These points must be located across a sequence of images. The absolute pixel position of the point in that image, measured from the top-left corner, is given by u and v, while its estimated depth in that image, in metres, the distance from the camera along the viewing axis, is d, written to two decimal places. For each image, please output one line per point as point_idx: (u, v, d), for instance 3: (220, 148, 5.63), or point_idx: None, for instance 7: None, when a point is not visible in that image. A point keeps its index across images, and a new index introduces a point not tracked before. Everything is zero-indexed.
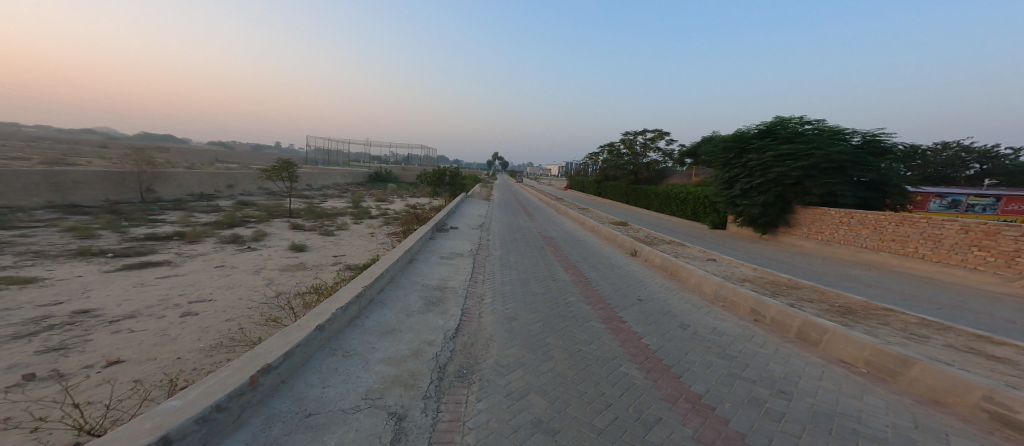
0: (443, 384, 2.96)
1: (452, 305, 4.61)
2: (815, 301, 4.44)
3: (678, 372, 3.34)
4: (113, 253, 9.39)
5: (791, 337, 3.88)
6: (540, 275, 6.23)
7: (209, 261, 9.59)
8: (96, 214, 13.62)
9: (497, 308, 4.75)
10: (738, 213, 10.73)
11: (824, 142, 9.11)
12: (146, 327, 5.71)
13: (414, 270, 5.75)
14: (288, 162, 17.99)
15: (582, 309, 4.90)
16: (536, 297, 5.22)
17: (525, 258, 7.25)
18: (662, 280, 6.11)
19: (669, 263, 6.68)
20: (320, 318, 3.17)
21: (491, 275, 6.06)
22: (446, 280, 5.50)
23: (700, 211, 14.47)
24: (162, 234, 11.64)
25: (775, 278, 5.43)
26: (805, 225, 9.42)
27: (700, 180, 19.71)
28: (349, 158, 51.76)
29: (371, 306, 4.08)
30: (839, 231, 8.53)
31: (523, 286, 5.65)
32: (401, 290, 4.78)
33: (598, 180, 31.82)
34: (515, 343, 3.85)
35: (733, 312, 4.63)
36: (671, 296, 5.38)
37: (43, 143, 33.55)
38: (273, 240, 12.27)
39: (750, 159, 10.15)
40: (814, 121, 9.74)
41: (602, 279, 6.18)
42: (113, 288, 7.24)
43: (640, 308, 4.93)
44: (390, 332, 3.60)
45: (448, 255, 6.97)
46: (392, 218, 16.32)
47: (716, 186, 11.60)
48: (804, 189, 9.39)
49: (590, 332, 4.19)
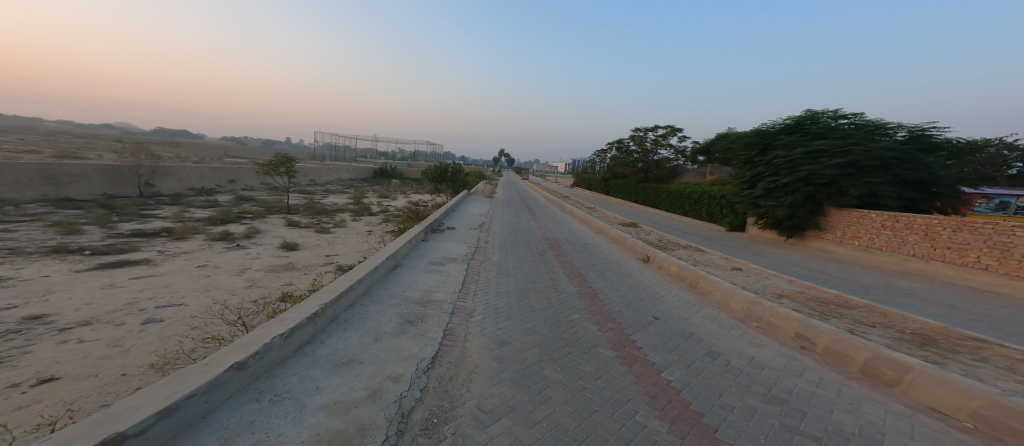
0: (402, 441, 2.24)
1: (433, 325, 3.87)
2: (879, 326, 3.60)
3: (712, 424, 2.56)
4: (92, 250, 8.86)
5: (855, 374, 3.07)
6: (540, 286, 5.46)
7: (192, 260, 9.01)
8: (87, 209, 13.21)
9: (488, 329, 4.00)
10: (760, 215, 9.83)
11: (863, 137, 8.19)
12: (100, 336, 5.12)
13: (395, 279, 5.03)
14: (287, 157, 17.34)
15: (588, 330, 4.12)
16: (535, 315, 4.46)
17: (526, 265, 6.49)
18: (680, 294, 5.31)
19: (688, 272, 5.86)
20: (246, 352, 2.46)
21: (484, 285, 5.30)
22: (431, 292, 4.75)
23: (716, 211, 13.53)
24: (150, 230, 11.14)
25: (818, 294, 4.59)
26: (839, 229, 8.50)
27: (716, 178, 18.70)
28: (356, 154, 51.54)
29: (332, 328, 3.38)
30: (880, 237, 7.61)
31: (519, 299, 4.88)
32: (375, 305, 4.06)
33: (607, 178, 30.92)
34: (504, 377, 3.12)
35: (772, 336, 3.84)
36: (694, 313, 4.59)
37: (59, 136, 34.12)
38: (265, 237, 11.74)
39: (775, 156, 9.25)
40: (850, 114, 8.81)
41: (611, 292, 5.38)
42: (79, 290, 6.69)
43: (658, 330, 4.14)
44: (346, 364, 2.87)
45: (439, 260, 6.26)
46: (392, 216, 15.71)
47: (735, 186, 10.69)
48: (839, 189, 8.46)
49: (598, 363, 3.42)
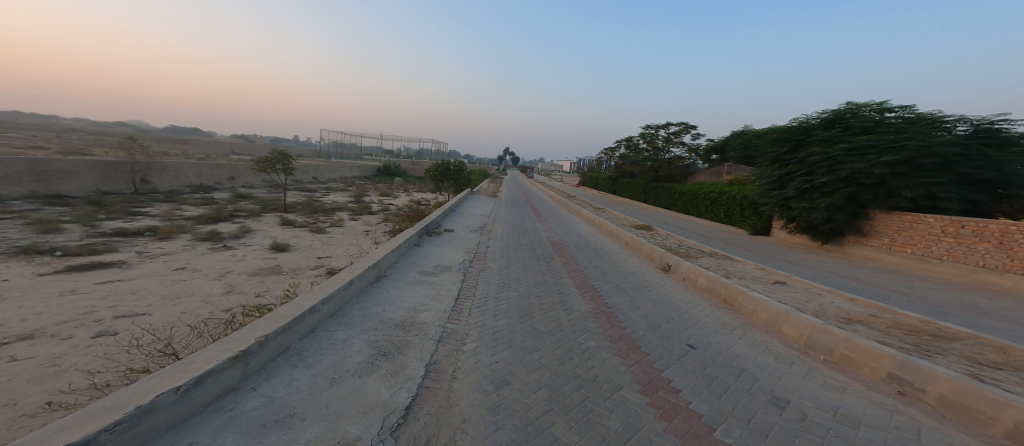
0: None
1: (413, 358, 3.07)
2: (1005, 369, 2.74)
3: None
4: (64, 251, 8.20)
5: (998, 441, 2.21)
6: (547, 302, 4.63)
7: (170, 262, 8.31)
8: (75, 206, 12.64)
9: (483, 363, 3.17)
10: (791, 218, 8.90)
11: (917, 131, 7.26)
12: (37, 353, 4.39)
13: (376, 294, 4.23)
14: (283, 154, 16.66)
15: (608, 365, 3.29)
16: (541, 342, 3.63)
17: (531, 275, 5.67)
18: (715, 313, 4.45)
19: (721, 286, 4.97)
20: (109, 420, 1.64)
21: (482, 301, 4.48)
22: (417, 311, 3.95)
23: (736, 213, 12.53)
24: (133, 229, 10.49)
25: (897, 319, 3.70)
26: (886, 235, 7.55)
27: (733, 178, 17.61)
28: (362, 151, 51.21)
29: (276, 364, 2.58)
30: (939, 244, 6.69)
31: (523, 320, 4.06)
32: (343, 330, 3.26)
33: (614, 177, 29.95)
34: (503, 440, 2.28)
35: (853, 375, 2.96)
36: (737, 340, 3.74)
37: (71, 133, 34.32)
38: (256, 237, 11.05)
39: (811, 153, 8.33)
40: (897, 107, 7.89)
41: (632, 310, 4.53)
42: (34, 296, 6.01)
43: (696, 364, 3.30)
44: (280, 423, 2.07)
45: (432, 269, 5.47)
46: (392, 215, 14.95)
47: (761, 187, 9.76)
48: (888, 189, 7.50)
49: (625, 416, 2.59)
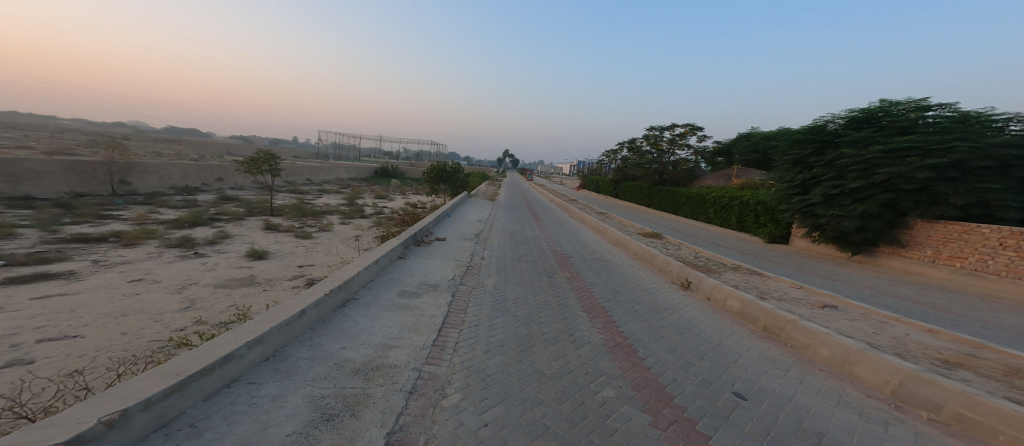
0: None
1: (370, 424, 2.22)
2: None
3: None
4: (7, 260, 7.28)
5: None
6: (552, 331, 3.79)
7: (128, 272, 7.40)
8: (39, 209, 11.67)
9: (469, 426, 2.33)
10: (817, 226, 8.12)
11: (965, 132, 6.51)
12: None
13: (336, 326, 3.37)
14: (270, 154, 15.71)
15: (637, 427, 2.44)
16: (547, 392, 2.77)
17: (531, 294, 4.82)
18: (760, 346, 3.60)
19: (760, 312, 4.12)
20: None
21: (472, 330, 3.64)
22: (385, 348, 3.10)
23: (749, 219, 11.73)
24: (96, 235, 9.56)
25: (1006, 362, 2.89)
26: (930, 247, 6.79)
27: (743, 182, 16.80)
28: (360, 153, 50.33)
29: None
30: (997, 259, 5.96)
31: (521, 358, 3.22)
32: (275, 383, 2.41)
33: (616, 181, 29.08)
34: None
35: None
36: (801, 386, 2.88)
37: (66, 132, 33.38)
38: (234, 243, 10.19)
39: (841, 155, 7.55)
40: (937, 105, 7.13)
41: (655, 342, 3.68)
42: None
43: (754, 426, 2.44)
44: None
45: (414, 288, 4.63)
46: (384, 219, 14.04)
47: (780, 192, 8.98)
48: (931, 196, 6.75)
49: None
